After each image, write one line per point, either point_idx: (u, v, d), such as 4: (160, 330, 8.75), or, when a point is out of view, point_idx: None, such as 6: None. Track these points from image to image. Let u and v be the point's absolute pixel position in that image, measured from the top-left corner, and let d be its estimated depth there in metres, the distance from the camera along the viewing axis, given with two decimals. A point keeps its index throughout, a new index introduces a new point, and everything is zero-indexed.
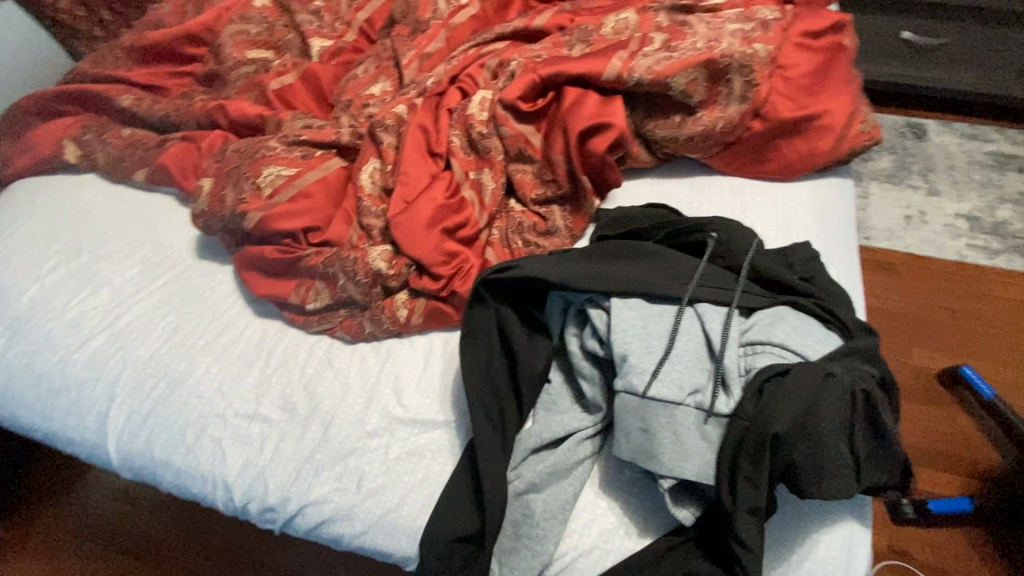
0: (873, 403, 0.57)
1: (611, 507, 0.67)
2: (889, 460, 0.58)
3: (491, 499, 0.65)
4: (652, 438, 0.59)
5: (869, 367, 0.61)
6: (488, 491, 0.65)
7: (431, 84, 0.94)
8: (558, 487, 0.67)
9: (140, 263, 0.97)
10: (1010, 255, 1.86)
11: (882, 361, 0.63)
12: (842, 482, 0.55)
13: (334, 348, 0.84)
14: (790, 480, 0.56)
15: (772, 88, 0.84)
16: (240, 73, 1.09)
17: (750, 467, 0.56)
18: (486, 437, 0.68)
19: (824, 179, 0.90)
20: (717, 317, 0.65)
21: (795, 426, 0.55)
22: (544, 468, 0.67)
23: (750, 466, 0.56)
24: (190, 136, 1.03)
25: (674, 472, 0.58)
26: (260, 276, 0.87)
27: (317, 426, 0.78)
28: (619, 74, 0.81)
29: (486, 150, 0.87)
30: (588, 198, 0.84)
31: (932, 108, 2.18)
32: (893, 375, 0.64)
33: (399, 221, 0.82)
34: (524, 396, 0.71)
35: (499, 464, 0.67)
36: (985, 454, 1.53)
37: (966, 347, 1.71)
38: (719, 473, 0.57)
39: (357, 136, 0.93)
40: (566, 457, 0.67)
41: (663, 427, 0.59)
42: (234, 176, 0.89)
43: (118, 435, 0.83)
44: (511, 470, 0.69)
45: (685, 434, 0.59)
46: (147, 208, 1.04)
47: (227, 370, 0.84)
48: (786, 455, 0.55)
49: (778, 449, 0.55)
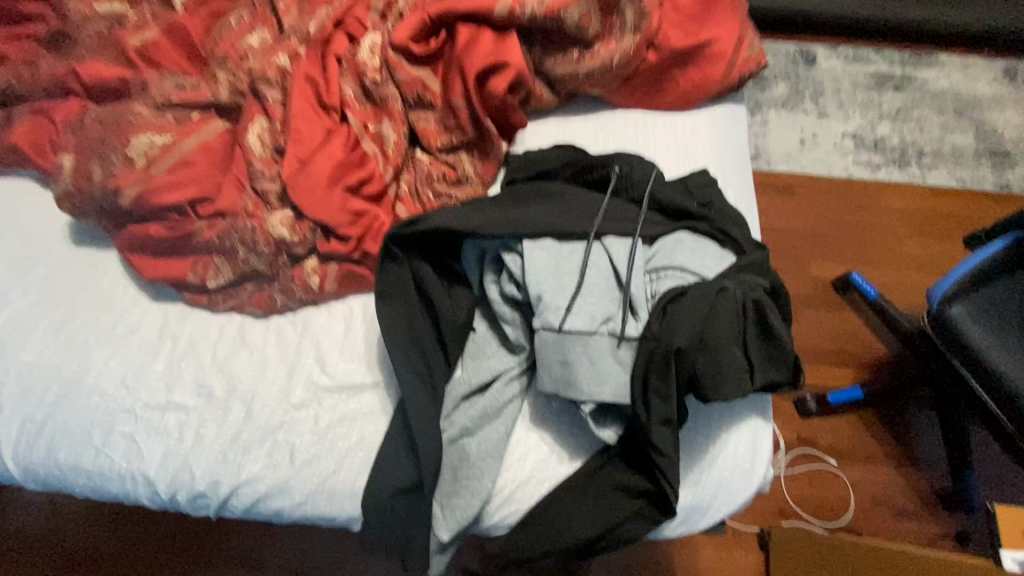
0: (762, 310, 0.63)
1: (542, 439, 0.70)
2: (781, 359, 0.64)
3: (426, 450, 0.66)
4: (570, 369, 0.62)
5: (759, 279, 0.67)
6: (422, 442, 0.67)
7: (315, 31, 0.87)
8: (491, 428, 0.69)
9: (5, 258, 0.86)
10: (888, 168, 2.05)
11: (770, 272, 0.69)
12: (738, 383, 0.61)
13: (246, 324, 0.80)
14: (695, 388, 0.62)
15: (663, 18, 0.85)
16: (89, 30, 0.95)
17: (659, 381, 0.61)
18: (414, 391, 0.68)
19: (718, 107, 0.94)
20: (623, 248, 0.68)
21: (694, 339, 0.60)
22: (475, 412, 0.69)
23: (659, 381, 0.61)
24: (39, 108, 0.89)
25: (592, 396, 0.61)
26: (149, 258, 0.80)
27: (238, 407, 0.75)
28: (512, 9, 0.78)
29: (383, 99, 0.83)
30: (494, 142, 0.82)
31: (820, 33, 2.30)
32: (781, 284, 0.70)
33: (297, 182, 0.77)
34: (450, 348, 0.72)
35: (431, 415, 0.68)
36: (871, 347, 1.75)
37: (854, 255, 1.90)
38: (634, 391, 0.62)
39: (237, 94, 0.85)
40: (495, 399, 0.70)
41: (580, 357, 0.62)
42: (98, 149, 0.79)
43: (13, 447, 0.76)
44: (444, 419, 0.70)
45: (600, 361, 0.62)
46: (2, 196, 0.91)
47: (128, 362, 0.78)
48: (688, 366, 0.60)
49: (681, 362, 0.60)
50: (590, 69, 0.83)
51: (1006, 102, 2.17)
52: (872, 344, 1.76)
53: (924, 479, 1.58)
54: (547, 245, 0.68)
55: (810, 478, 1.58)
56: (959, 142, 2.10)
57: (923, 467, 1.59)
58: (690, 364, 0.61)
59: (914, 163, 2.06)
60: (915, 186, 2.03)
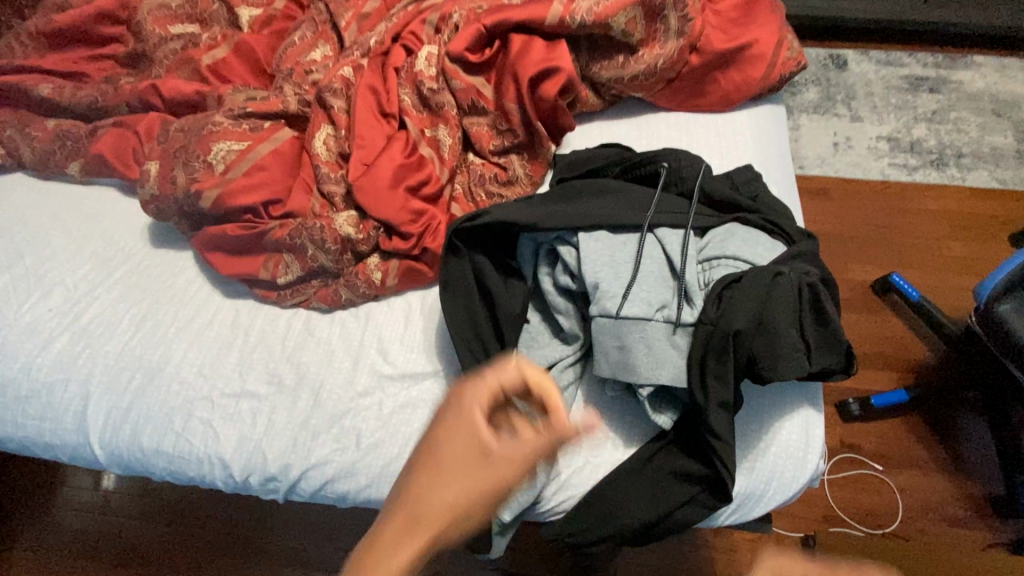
0: (816, 295, 0.65)
1: (597, 425, 0.73)
2: (836, 343, 0.66)
3: None
4: (629, 353, 0.65)
5: (811, 267, 0.69)
6: None
7: (374, 44, 0.93)
8: None
9: (91, 259, 0.93)
10: (926, 170, 2.03)
11: (822, 261, 0.71)
12: (794, 366, 0.62)
13: (312, 318, 0.85)
14: (751, 372, 0.63)
15: (705, 23, 0.88)
16: (166, 50, 1.04)
17: (716, 364, 0.63)
18: None
19: (758, 107, 0.97)
20: (675, 240, 0.71)
21: (751, 323, 0.62)
22: None
23: (716, 364, 0.63)
24: (124, 121, 0.97)
25: (651, 379, 0.64)
26: (224, 256, 0.86)
27: (307, 395, 0.80)
28: (562, 18, 0.82)
29: (439, 105, 0.88)
30: (543, 144, 0.86)
31: (851, 38, 2.30)
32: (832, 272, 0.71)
33: (362, 184, 0.83)
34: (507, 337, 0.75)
35: None
36: (915, 350, 1.72)
37: (893, 257, 1.88)
38: (690, 374, 0.64)
39: (304, 104, 0.91)
40: None
41: (637, 341, 0.65)
42: (181, 156, 0.85)
43: (100, 432, 0.82)
44: None
45: (657, 345, 0.65)
46: (88, 203, 0.99)
47: (205, 354, 0.84)
48: (745, 350, 0.62)
49: (739, 345, 0.62)
50: (636, 73, 0.87)
51: None
52: (916, 348, 1.72)
53: (974, 485, 1.54)
54: (604, 236, 0.71)
55: (854, 483, 1.55)
56: (1000, 143, 2.06)
57: (972, 473, 1.55)
58: (747, 347, 0.62)
59: (953, 165, 2.03)
60: (955, 187, 2.00)
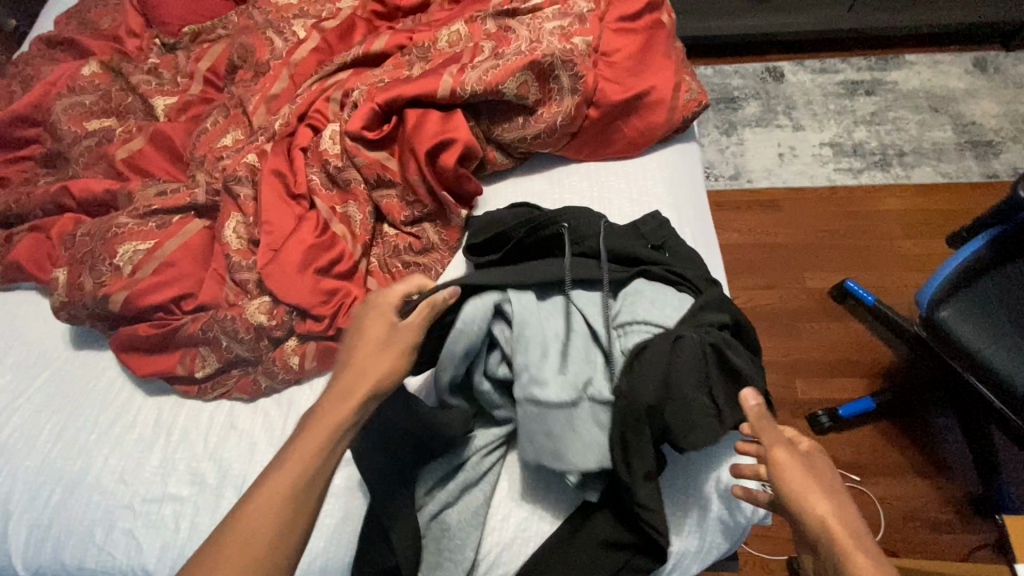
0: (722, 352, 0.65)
1: (523, 498, 0.71)
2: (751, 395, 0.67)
3: (403, 522, 0.68)
4: (554, 440, 0.65)
5: (716, 318, 0.69)
6: (398, 516, 0.68)
7: (280, 127, 0.93)
8: (470, 494, 0.71)
9: (11, 368, 0.91)
10: (871, 171, 2.06)
11: (729, 307, 0.72)
12: (708, 431, 0.63)
13: (235, 409, 0.84)
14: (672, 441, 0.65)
15: (599, 76, 0.90)
16: (82, 148, 1.04)
17: (636, 439, 0.63)
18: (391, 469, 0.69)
19: (667, 148, 0.99)
20: (586, 309, 0.72)
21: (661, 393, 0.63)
22: (454, 481, 0.71)
23: (635, 438, 0.63)
24: (40, 225, 0.97)
25: (577, 464, 0.64)
26: (140, 356, 0.85)
27: (230, 492, 0.78)
28: (453, 90, 0.84)
29: (347, 182, 0.88)
30: (453, 210, 0.86)
31: (785, 50, 2.36)
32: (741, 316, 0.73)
33: (272, 271, 0.82)
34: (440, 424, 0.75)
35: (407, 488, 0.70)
36: (877, 353, 1.73)
37: (848, 261, 1.89)
38: (615, 451, 0.64)
39: (213, 193, 0.91)
40: (474, 465, 0.71)
41: (561, 427, 0.65)
42: (89, 260, 0.85)
43: (23, 552, 0.80)
44: (425, 489, 0.72)
45: (581, 427, 0.65)
46: (9, 309, 0.97)
47: (126, 458, 0.82)
48: (661, 420, 0.64)
49: (654, 419, 0.63)
50: (536, 132, 0.88)
51: (980, 93, 2.19)
52: (878, 350, 1.73)
53: (954, 485, 1.52)
54: (518, 317, 0.69)
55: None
56: (939, 137, 2.11)
57: (950, 473, 1.54)
58: (662, 418, 0.63)
59: (896, 164, 2.07)
60: (901, 186, 2.03)
